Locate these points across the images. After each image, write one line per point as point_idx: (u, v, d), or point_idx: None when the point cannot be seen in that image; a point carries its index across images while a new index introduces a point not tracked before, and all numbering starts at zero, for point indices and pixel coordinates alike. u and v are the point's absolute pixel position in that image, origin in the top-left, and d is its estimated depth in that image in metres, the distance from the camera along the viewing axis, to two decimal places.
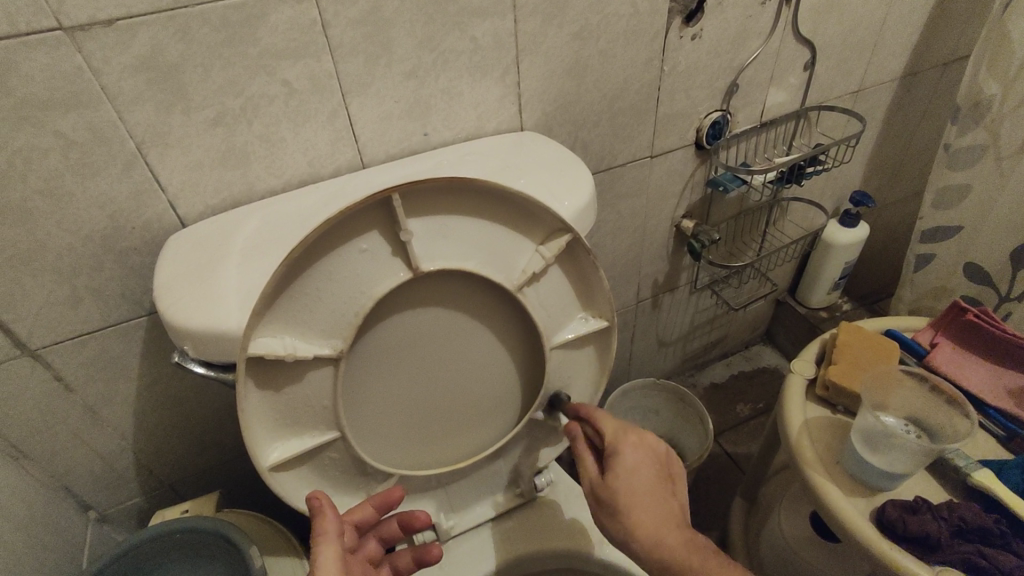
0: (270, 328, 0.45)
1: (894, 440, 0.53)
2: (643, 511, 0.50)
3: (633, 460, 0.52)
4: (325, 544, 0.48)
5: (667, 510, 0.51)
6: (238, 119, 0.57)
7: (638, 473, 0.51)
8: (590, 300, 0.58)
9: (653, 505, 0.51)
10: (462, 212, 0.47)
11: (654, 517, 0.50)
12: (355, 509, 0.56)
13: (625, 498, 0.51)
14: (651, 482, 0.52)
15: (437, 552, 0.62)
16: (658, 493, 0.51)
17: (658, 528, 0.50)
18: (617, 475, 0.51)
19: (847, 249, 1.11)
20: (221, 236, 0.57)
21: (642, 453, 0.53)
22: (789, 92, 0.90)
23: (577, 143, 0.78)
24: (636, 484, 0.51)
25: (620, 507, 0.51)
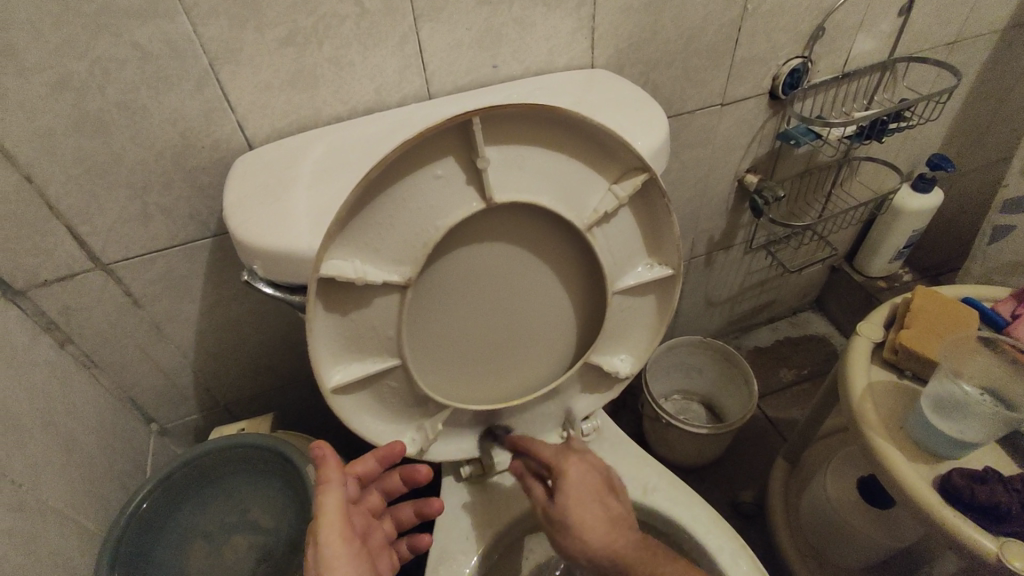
0: (342, 250, 0.45)
1: (971, 408, 0.52)
2: (590, 519, 0.53)
3: (576, 478, 0.56)
4: (327, 491, 0.50)
5: (615, 519, 0.54)
6: (310, 40, 0.56)
7: (580, 486, 0.55)
8: (657, 247, 0.56)
9: (599, 515, 0.53)
10: (540, 144, 0.46)
11: (603, 524, 0.53)
12: (358, 460, 0.58)
13: (574, 512, 0.53)
14: (596, 494, 0.55)
15: (438, 504, 0.63)
16: (602, 502, 0.55)
17: (609, 535, 0.52)
18: (563, 489, 0.55)
19: (916, 217, 1.05)
20: (289, 158, 0.56)
21: (582, 466, 0.56)
22: (878, 41, 0.83)
23: (647, 85, 0.74)
24: (584, 497, 0.54)
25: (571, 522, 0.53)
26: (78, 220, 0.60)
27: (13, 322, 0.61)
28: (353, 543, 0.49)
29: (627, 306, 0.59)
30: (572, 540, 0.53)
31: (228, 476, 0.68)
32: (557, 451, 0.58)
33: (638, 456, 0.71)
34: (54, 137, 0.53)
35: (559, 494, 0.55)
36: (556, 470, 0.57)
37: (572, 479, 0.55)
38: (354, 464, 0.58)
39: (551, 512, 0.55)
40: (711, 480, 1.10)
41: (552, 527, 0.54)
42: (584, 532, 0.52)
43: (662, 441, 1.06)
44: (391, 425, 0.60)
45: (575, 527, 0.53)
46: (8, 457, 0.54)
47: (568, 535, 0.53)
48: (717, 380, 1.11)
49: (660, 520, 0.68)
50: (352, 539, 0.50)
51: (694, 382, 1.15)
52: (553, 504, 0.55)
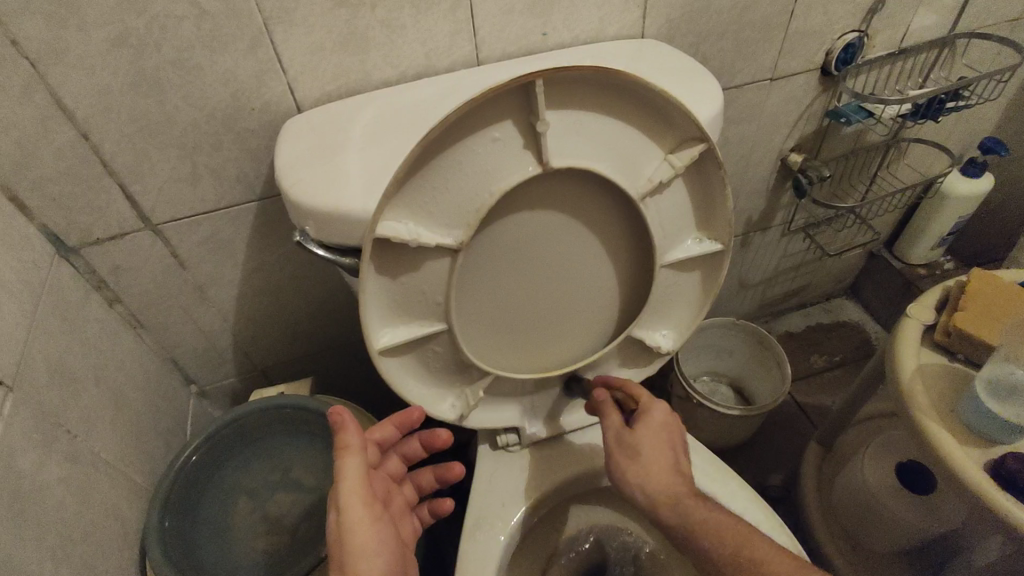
0: (396, 212, 0.45)
1: None
2: (661, 460, 0.55)
3: (658, 421, 0.58)
4: (349, 457, 0.51)
5: (679, 471, 0.55)
6: (362, 2, 0.55)
7: (662, 431, 0.57)
8: (707, 220, 0.56)
9: (671, 461, 0.55)
10: (599, 110, 0.45)
11: (666, 469, 0.55)
12: (376, 428, 0.59)
13: (646, 446, 0.56)
14: (670, 442, 0.57)
15: (459, 470, 0.64)
16: (677, 454, 0.57)
17: (670, 481, 0.54)
18: (644, 427, 0.57)
19: (963, 203, 1.02)
20: (339, 121, 0.56)
21: (671, 417, 0.58)
22: (939, 15, 0.80)
23: (697, 57, 0.73)
24: (659, 439, 0.57)
25: (641, 455, 0.56)
26: (130, 179, 0.60)
27: (67, 278, 0.63)
28: (374, 507, 0.51)
29: (673, 279, 0.59)
30: (638, 470, 0.55)
31: (271, 436, 0.70)
32: (649, 394, 0.60)
33: None
34: (111, 95, 0.54)
35: (640, 429, 0.57)
36: (641, 409, 0.59)
37: (654, 419, 0.58)
38: (374, 430, 0.59)
39: (626, 439, 0.57)
40: (739, 462, 1.09)
41: (622, 452, 0.57)
42: (652, 465, 0.55)
43: (691, 422, 1.05)
44: (432, 390, 0.60)
45: (646, 459, 0.55)
46: (64, 408, 0.55)
47: (634, 465, 0.55)
48: (747, 363, 1.10)
49: None
50: (373, 503, 0.51)
51: (724, 363, 1.14)
52: (631, 432, 0.57)
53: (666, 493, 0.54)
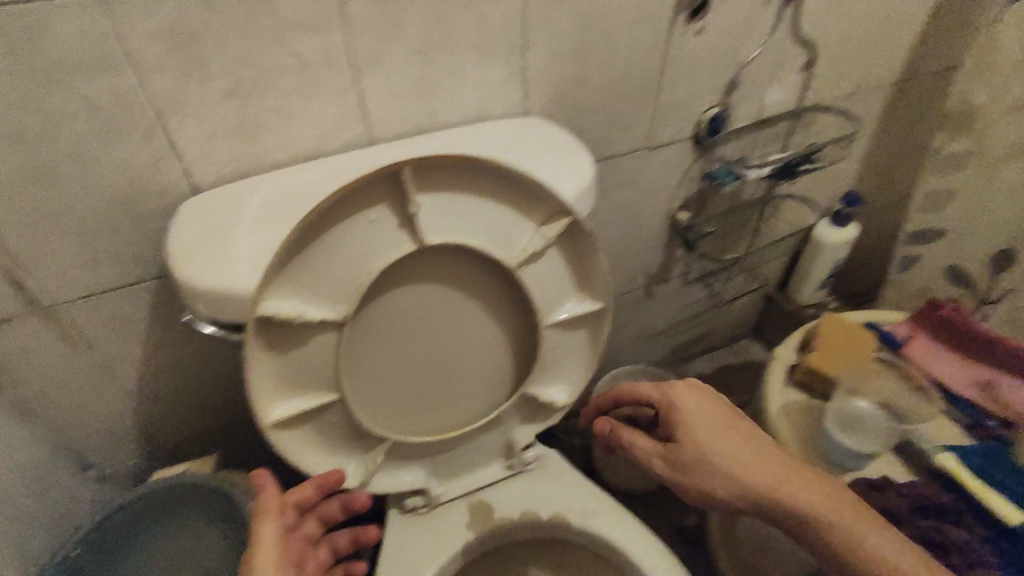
0: (279, 292, 0.47)
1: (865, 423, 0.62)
2: (722, 452, 0.55)
3: (690, 414, 0.57)
4: (265, 520, 0.51)
5: (750, 454, 0.55)
6: (252, 92, 0.59)
7: (705, 421, 0.57)
8: (586, 284, 0.60)
9: (736, 449, 0.55)
10: (470, 191, 0.50)
11: (741, 465, 0.54)
12: (296, 489, 0.57)
13: (700, 453, 0.55)
14: (719, 428, 0.56)
15: (374, 533, 0.66)
16: (730, 431, 0.56)
17: (752, 477, 0.54)
18: (680, 431, 0.57)
19: (837, 248, 1.13)
20: (232, 203, 0.59)
21: (697, 401, 0.58)
22: (789, 90, 0.91)
23: (578, 131, 0.80)
24: (706, 433, 0.56)
25: (701, 464, 0.55)
26: (17, 267, 0.60)
27: None
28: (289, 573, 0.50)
29: (560, 338, 0.63)
30: (705, 477, 0.55)
31: (177, 514, 0.70)
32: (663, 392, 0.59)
33: (579, 483, 0.74)
34: None
35: (679, 435, 0.57)
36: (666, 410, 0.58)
37: (689, 416, 0.57)
38: (292, 492, 0.56)
39: (674, 456, 0.57)
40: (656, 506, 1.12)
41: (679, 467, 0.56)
42: (715, 463, 0.55)
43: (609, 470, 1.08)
44: (330, 459, 0.61)
45: (708, 462, 0.55)
46: None
47: (699, 474, 0.55)
48: None
49: (602, 545, 0.70)
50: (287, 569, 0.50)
51: None
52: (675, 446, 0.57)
53: (743, 484, 0.54)
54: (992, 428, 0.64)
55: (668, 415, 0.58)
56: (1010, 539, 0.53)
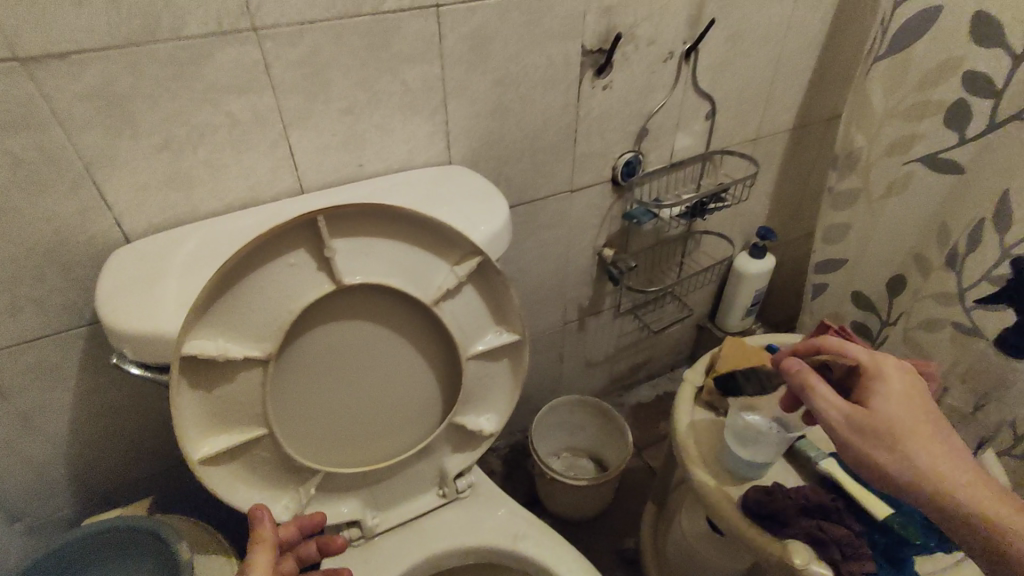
0: (203, 331, 0.50)
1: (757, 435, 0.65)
2: (913, 435, 0.52)
3: (897, 388, 0.55)
4: (260, 553, 0.54)
5: (939, 440, 0.52)
6: (184, 146, 0.63)
7: (906, 399, 0.55)
8: (503, 318, 0.65)
9: (927, 431, 0.53)
10: (383, 235, 0.55)
11: (925, 446, 0.52)
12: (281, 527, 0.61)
13: (893, 422, 0.53)
14: (915, 409, 0.54)
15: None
16: (927, 417, 0.54)
17: (933, 458, 0.51)
18: (877, 402, 0.55)
19: (756, 279, 1.23)
20: (165, 251, 0.62)
21: (907, 381, 0.56)
22: (694, 137, 1.01)
23: (502, 176, 0.86)
24: (901, 408, 0.54)
25: (890, 432, 0.53)
26: None
27: None
28: None
29: (483, 369, 0.67)
30: (884, 451, 0.53)
31: (101, 564, 0.70)
32: (874, 361, 0.58)
33: (510, 508, 0.77)
34: None
35: (878, 405, 0.55)
36: (874, 378, 0.57)
37: (892, 387, 0.56)
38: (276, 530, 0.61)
39: (861, 420, 0.54)
40: (598, 532, 1.16)
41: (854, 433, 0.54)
42: (902, 442, 0.52)
43: (551, 498, 1.12)
44: (262, 495, 0.63)
45: (894, 438, 0.52)
46: None
47: (872, 443, 0.53)
48: (597, 437, 1.19)
49: (531, 567, 0.73)
50: None
51: (580, 438, 1.22)
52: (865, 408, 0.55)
53: (918, 465, 0.51)
54: None
55: (872, 383, 0.57)
56: (881, 531, 0.61)
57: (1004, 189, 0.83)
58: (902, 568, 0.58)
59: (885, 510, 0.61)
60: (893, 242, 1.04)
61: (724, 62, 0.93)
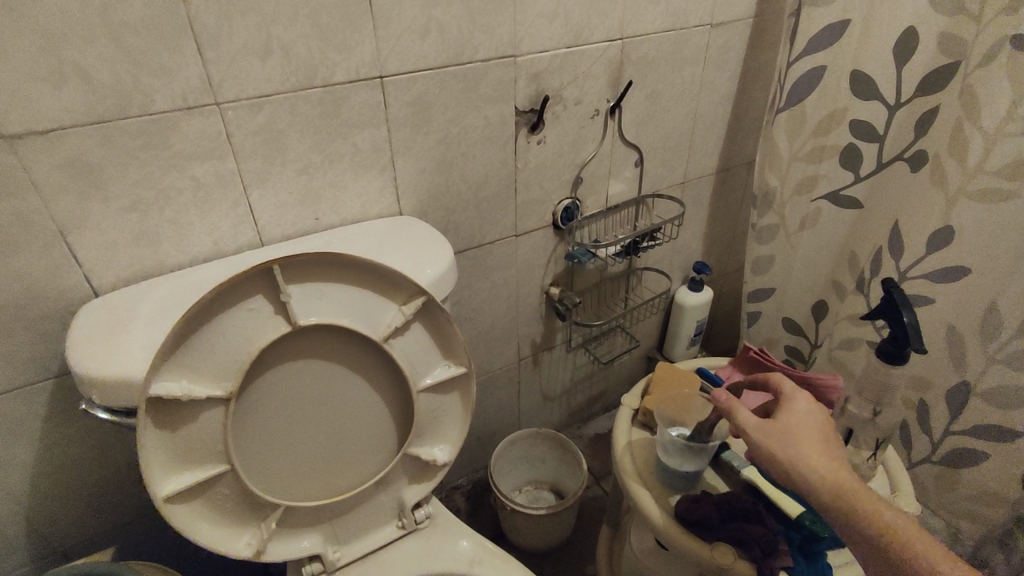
0: (169, 374, 0.55)
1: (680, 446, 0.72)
2: (810, 446, 0.61)
3: (802, 409, 0.65)
4: None
5: (832, 452, 0.61)
6: (151, 207, 0.69)
7: (809, 418, 0.64)
8: (450, 353, 0.71)
9: (821, 443, 0.62)
10: (334, 281, 0.61)
11: (820, 454, 0.61)
12: None
13: (794, 434, 0.62)
14: (815, 426, 0.64)
15: None
16: (823, 438, 0.63)
17: (826, 465, 0.60)
18: (785, 417, 0.64)
19: (697, 310, 1.32)
20: (132, 302, 0.66)
21: (813, 407, 0.65)
22: (627, 183, 1.11)
23: (450, 224, 0.94)
24: (803, 423, 0.64)
25: (792, 440, 0.62)
26: None
27: None
28: None
29: (435, 402, 0.73)
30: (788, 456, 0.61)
31: None
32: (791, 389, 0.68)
33: (466, 535, 0.81)
34: None
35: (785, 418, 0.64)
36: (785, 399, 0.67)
37: (797, 407, 0.65)
38: None
39: (771, 429, 0.63)
40: (562, 561, 1.19)
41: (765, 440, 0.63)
42: (802, 451, 0.61)
43: (515, 532, 1.15)
44: (226, 532, 0.66)
45: (796, 446, 0.61)
46: None
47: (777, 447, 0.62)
48: (555, 469, 1.24)
49: None
50: None
51: (541, 471, 1.27)
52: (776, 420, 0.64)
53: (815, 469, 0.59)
54: None
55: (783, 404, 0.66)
56: (795, 528, 0.67)
57: (894, 220, 0.94)
58: (817, 559, 0.66)
59: (797, 509, 0.67)
60: (811, 271, 1.15)
61: (646, 117, 1.05)
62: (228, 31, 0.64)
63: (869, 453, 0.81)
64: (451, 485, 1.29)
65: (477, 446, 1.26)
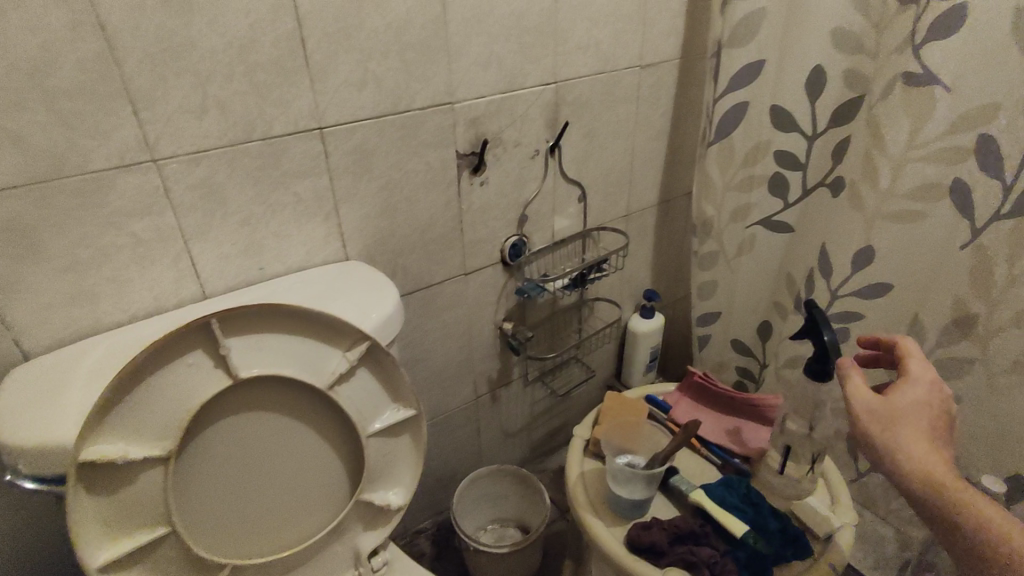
0: (103, 437, 0.55)
1: (627, 475, 0.73)
2: (911, 431, 0.62)
3: (913, 396, 0.64)
4: None
5: (932, 442, 0.61)
6: (87, 266, 0.68)
7: (919, 406, 0.64)
8: (399, 396, 0.71)
9: (921, 430, 0.62)
10: (275, 330, 0.62)
11: (915, 439, 0.61)
12: None
13: (897, 415, 0.63)
14: (923, 413, 0.63)
15: None
16: (931, 428, 0.62)
17: (920, 451, 0.60)
18: (896, 398, 0.64)
19: (649, 337, 1.35)
20: (66, 365, 0.65)
21: (929, 397, 0.64)
22: (571, 219, 1.15)
23: (397, 267, 0.95)
24: (909, 408, 0.64)
25: (891, 419, 0.63)
26: None
27: None
28: None
29: (385, 446, 0.72)
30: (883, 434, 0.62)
31: None
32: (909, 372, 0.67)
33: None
34: None
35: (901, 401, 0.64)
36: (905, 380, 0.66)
37: (910, 393, 0.65)
38: None
39: (876, 406, 0.64)
40: None
41: (870, 419, 0.64)
42: (899, 433, 0.62)
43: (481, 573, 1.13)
44: None
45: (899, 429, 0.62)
46: None
47: (887, 433, 0.62)
48: (519, 505, 1.24)
49: None
50: None
51: (504, 509, 1.26)
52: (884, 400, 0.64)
53: (906, 451, 0.61)
54: (736, 463, 0.83)
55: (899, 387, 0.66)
56: (740, 546, 0.70)
57: (822, 243, 1.00)
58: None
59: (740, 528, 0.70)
60: (752, 293, 1.19)
61: (585, 156, 1.09)
62: (163, 92, 0.65)
63: (807, 468, 0.78)
64: (414, 530, 1.27)
65: (439, 487, 1.25)
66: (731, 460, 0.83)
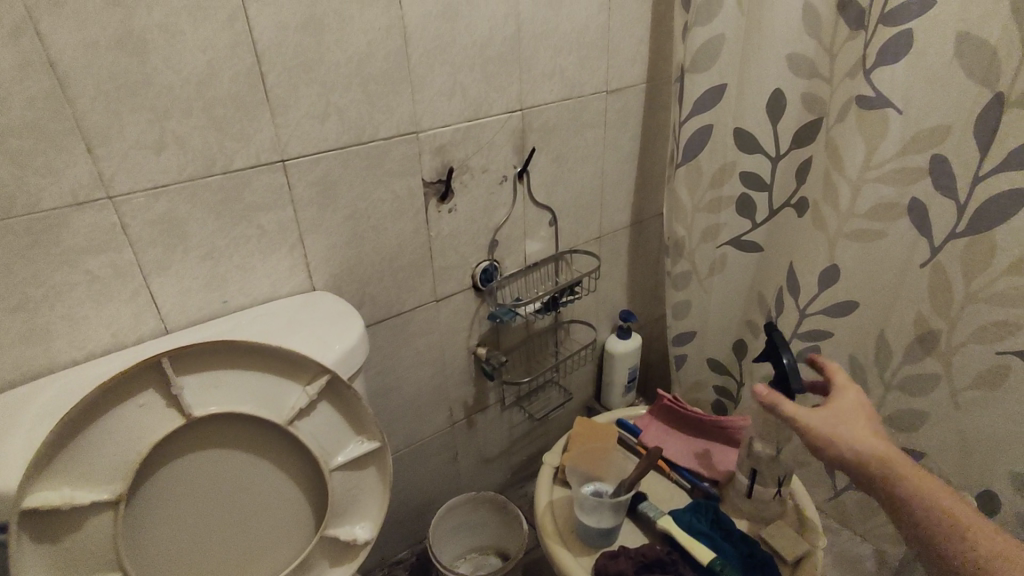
0: (49, 483, 0.54)
1: (593, 505, 0.73)
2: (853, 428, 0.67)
3: (848, 400, 0.71)
4: None
5: (875, 435, 0.66)
6: (41, 305, 0.67)
7: (855, 407, 0.70)
8: (363, 429, 0.70)
9: (863, 426, 0.67)
10: (229, 367, 0.61)
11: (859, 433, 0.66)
12: None
13: (838, 416, 0.68)
14: (859, 412, 0.69)
15: None
16: (869, 424, 0.68)
17: (867, 442, 0.65)
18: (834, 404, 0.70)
19: (626, 358, 1.35)
20: (17, 406, 0.64)
21: (861, 400, 0.71)
22: (543, 242, 1.15)
23: (366, 295, 0.95)
24: (847, 410, 0.69)
25: (834, 420, 0.68)
26: None
27: None
28: None
29: (350, 480, 0.71)
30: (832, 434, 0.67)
31: None
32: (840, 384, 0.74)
33: None
34: None
35: (837, 406, 0.70)
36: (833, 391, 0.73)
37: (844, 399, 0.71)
38: None
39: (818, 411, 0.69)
40: None
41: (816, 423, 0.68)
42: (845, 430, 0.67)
43: None
44: None
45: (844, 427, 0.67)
46: None
47: (834, 432, 0.67)
48: (498, 530, 1.22)
49: None
50: None
51: (483, 536, 1.24)
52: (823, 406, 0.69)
53: (856, 445, 0.65)
54: (705, 487, 0.83)
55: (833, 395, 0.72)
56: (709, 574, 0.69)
57: (789, 262, 1.01)
58: None
59: (708, 555, 0.69)
60: (726, 312, 1.20)
61: (554, 180, 1.10)
62: (118, 129, 0.65)
63: (775, 491, 0.79)
64: (393, 560, 1.25)
65: (417, 516, 1.23)
66: (700, 484, 0.83)
